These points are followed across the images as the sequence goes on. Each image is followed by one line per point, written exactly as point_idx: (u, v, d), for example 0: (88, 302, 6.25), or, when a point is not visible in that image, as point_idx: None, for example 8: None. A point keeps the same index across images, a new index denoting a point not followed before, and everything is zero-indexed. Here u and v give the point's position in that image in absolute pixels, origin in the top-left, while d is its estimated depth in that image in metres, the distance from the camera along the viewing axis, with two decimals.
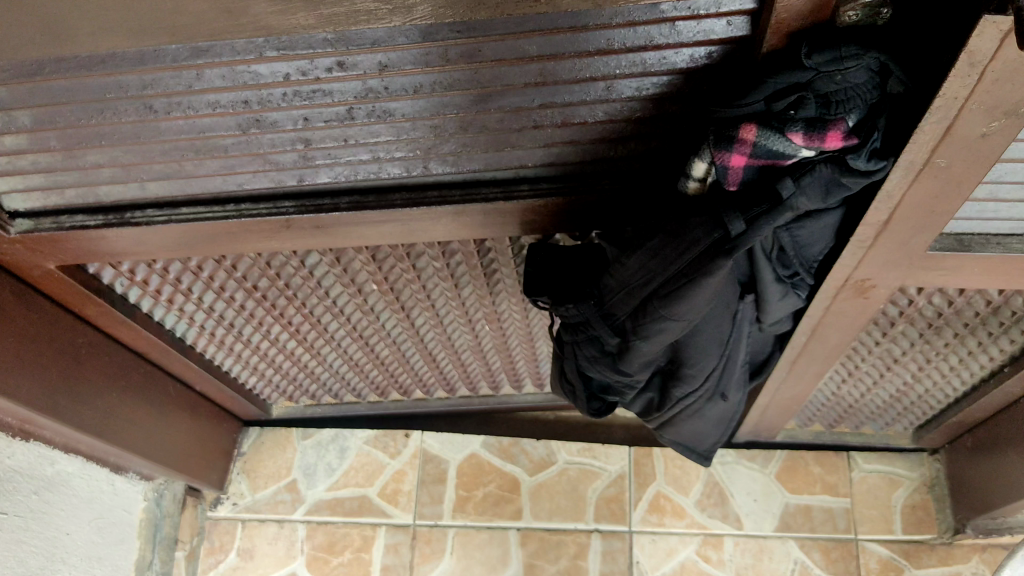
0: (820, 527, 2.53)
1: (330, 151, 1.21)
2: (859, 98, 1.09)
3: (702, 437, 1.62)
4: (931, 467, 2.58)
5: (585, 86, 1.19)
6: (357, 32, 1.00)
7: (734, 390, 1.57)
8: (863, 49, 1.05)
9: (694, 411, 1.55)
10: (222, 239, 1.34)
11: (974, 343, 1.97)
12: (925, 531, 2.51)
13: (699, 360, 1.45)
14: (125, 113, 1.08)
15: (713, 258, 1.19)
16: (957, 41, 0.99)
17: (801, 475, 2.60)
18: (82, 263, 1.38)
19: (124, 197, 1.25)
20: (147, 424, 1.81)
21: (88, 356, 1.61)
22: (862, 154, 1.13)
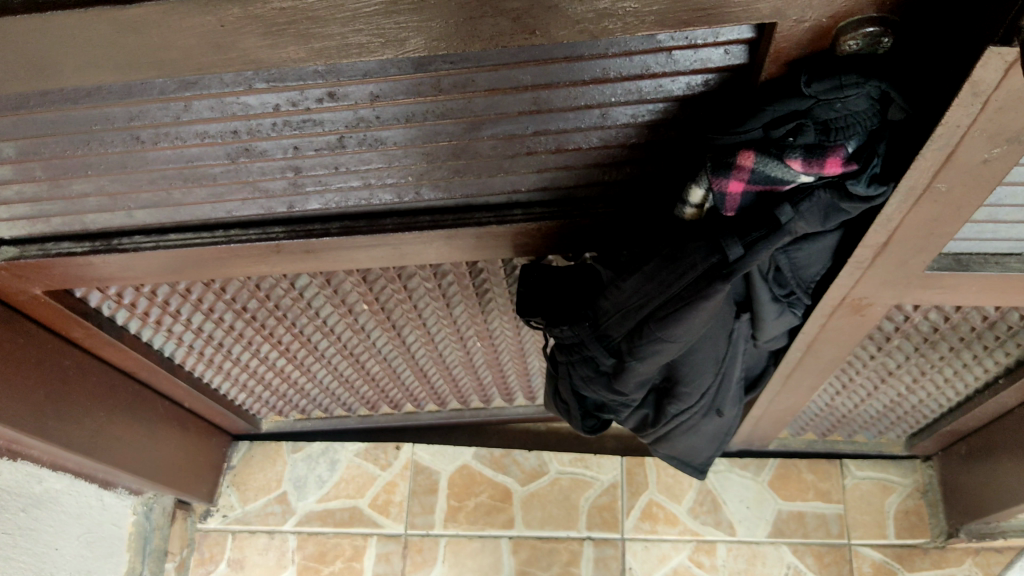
0: (813, 532, 2.53)
1: (321, 178, 1.20)
2: (860, 124, 1.06)
3: (697, 453, 1.59)
4: (924, 474, 2.58)
5: (579, 114, 1.19)
6: (347, 64, 1.00)
7: (729, 406, 1.54)
8: (862, 78, 1.02)
9: (691, 427, 1.52)
10: (210, 264, 1.32)
11: (969, 354, 1.95)
12: (917, 536, 2.51)
13: (697, 379, 1.42)
14: (113, 144, 1.05)
15: (710, 283, 1.15)
16: (958, 72, 0.96)
17: (793, 483, 2.60)
18: (69, 287, 1.36)
19: (111, 224, 1.23)
20: (135, 441, 1.79)
21: (75, 377, 1.59)
22: (861, 179, 1.10)
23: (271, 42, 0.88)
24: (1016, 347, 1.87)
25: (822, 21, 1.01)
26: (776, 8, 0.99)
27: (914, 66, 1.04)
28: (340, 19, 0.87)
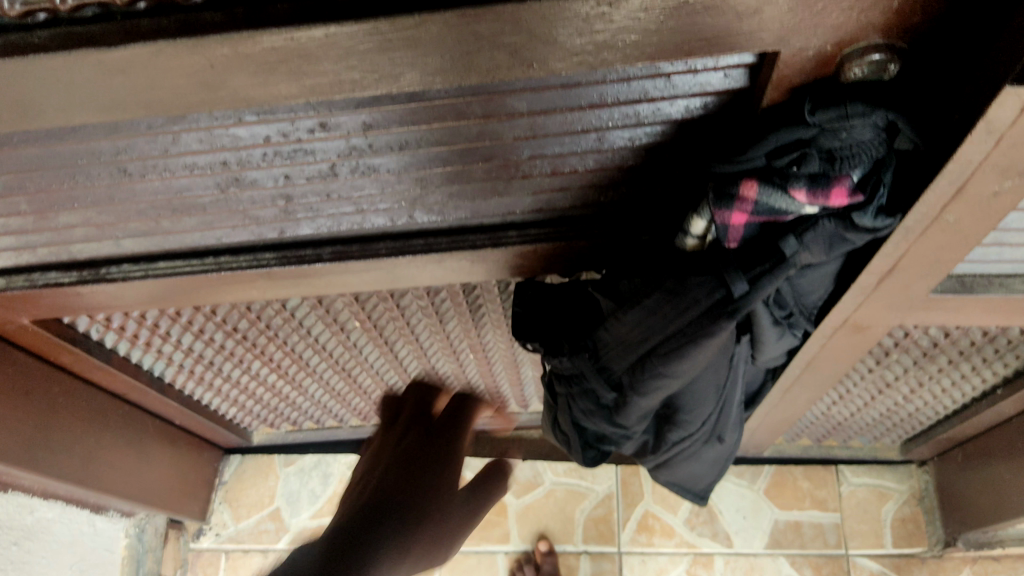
0: (809, 543, 2.61)
1: (312, 205, 1.18)
2: (864, 153, 1.02)
3: (699, 478, 1.59)
4: (920, 480, 2.63)
5: (576, 138, 1.16)
6: (340, 98, 0.97)
7: (731, 431, 1.53)
8: (869, 108, 0.99)
9: (693, 453, 1.51)
10: (201, 290, 1.29)
11: (968, 365, 1.94)
12: (914, 545, 2.56)
13: (701, 411, 1.39)
14: (99, 177, 1.02)
15: (714, 320, 1.13)
16: (972, 107, 0.94)
17: (790, 491, 2.68)
18: (56, 316, 1.33)
19: (98, 253, 1.20)
20: (126, 464, 1.80)
21: (65, 404, 1.58)
22: (868, 210, 1.06)
23: (253, 78, 0.86)
24: (1015, 358, 1.87)
25: (825, 47, 0.99)
26: (779, 36, 0.97)
27: (922, 93, 1.04)
28: (334, 51, 0.84)
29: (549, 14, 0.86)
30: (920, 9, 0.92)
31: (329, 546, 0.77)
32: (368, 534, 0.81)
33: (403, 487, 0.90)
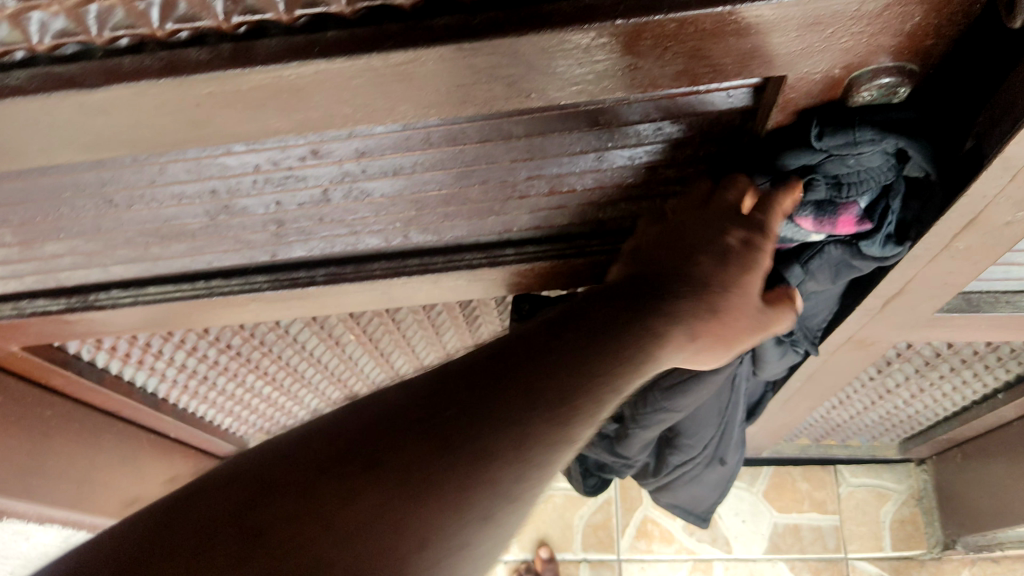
0: (809, 546, 2.65)
1: (305, 229, 1.14)
2: (872, 179, 1.05)
3: (700, 500, 1.58)
4: (919, 479, 2.65)
5: (575, 159, 1.13)
6: (334, 133, 0.95)
7: (732, 453, 1.52)
8: (879, 134, 0.97)
9: (694, 477, 1.51)
10: (195, 316, 1.27)
11: (969, 372, 1.92)
12: (914, 547, 2.59)
13: (702, 436, 1.40)
14: (84, 208, 0.99)
15: None
16: (992, 138, 0.92)
17: (788, 493, 2.74)
18: (46, 342, 1.31)
19: (87, 279, 1.17)
20: (124, 481, 1.82)
21: (63, 424, 1.58)
22: (876, 239, 1.13)
23: (238, 114, 0.83)
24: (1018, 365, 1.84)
25: (834, 70, 0.95)
26: (787, 60, 0.93)
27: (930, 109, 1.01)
28: (327, 83, 0.81)
29: (549, 47, 0.83)
30: (934, 31, 0.88)
31: (355, 468, 0.76)
32: (408, 469, 0.77)
33: (463, 418, 0.81)
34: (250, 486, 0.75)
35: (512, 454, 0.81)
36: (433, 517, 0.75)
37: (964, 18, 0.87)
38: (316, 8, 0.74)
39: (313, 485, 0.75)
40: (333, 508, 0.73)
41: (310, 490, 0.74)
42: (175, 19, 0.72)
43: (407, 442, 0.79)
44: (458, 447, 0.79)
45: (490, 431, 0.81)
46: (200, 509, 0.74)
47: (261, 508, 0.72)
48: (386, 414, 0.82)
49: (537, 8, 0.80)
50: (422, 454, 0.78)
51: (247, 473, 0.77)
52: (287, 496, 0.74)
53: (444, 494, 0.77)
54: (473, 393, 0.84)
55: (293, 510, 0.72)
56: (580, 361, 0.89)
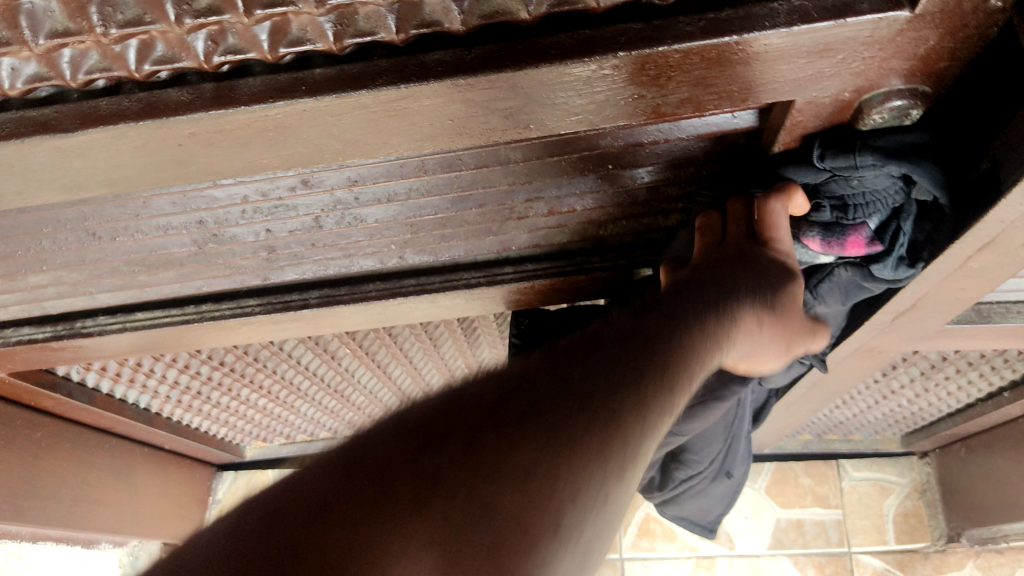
0: (812, 541, 2.63)
1: (297, 253, 1.12)
2: (880, 201, 1.02)
3: (707, 512, 1.57)
4: (921, 472, 2.65)
5: (574, 181, 1.09)
6: (321, 171, 0.94)
7: (739, 466, 1.50)
8: (880, 160, 0.93)
9: (701, 492, 1.48)
10: (187, 340, 1.26)
11: (974, 373, 1.90)
12: (918, 540, 2.58)
13: (709, 452, 1.37)
14: (66, 241, 0.98)
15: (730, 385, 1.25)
16: (1011, 164, 0.88)
17: (791, 488, 2.71)
18: (35, 368, 1.31)
19: (74, 307, 1.16)
20: (115, 498, 2.03)
21: (49, 446, 1.77)
22: (888, 262, 1.09)
23: (220, 151, 0.80)
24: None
25: (843, 93, 0.91)
26: (796, 86, 0.89)
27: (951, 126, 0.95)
28: (317, 120, 0.78)
29: (549, 80, 0.79)
30: (949, 54, 0.84)
31: (473, 451, 0.69)
32: (525, 450, 0.71)
33: (564, 407, 0.77)
34: (333, 481, 0.64)
35: (603, 441, 0.76)
36: (562, 495, 0.70)
37: (980, 41, 0.83)
38: (303, 45, 0.71)
39: (418, 472, 0.66)
40: (473, 492, 0.66)
41: (419, 480, 0.65)
42: (154, 61, 0.69)
43: (502, 429, 0.72)
44: (559, 434, 0.74)
45: (581, 423, 0.76)
46: (286, 517, 0.62)
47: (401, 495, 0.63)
48: (464, 404, 0.74)
49: (534, 41, 0.76)
50: (520, 439, 0.71)
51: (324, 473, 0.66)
52: (391, 485, 0.64)
53: (554, 478, 0.71)
54: (567, 383, 0.80)
55: (405, 497, 0.63)
56: (644, 361, 0.87)
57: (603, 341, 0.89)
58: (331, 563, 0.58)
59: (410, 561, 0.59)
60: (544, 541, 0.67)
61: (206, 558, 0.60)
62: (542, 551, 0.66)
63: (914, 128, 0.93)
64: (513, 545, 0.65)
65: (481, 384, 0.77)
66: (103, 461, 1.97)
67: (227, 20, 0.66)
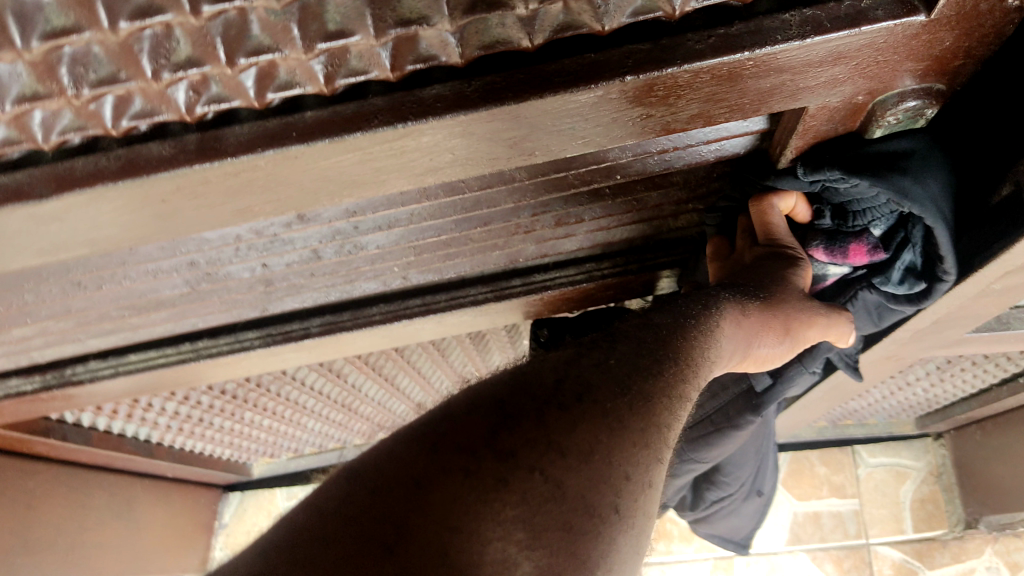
0: (829, 534, 2.65)
1: (295, 283, 1.09)
2: (875, 208, 0.99)
3: (739, 529, 1.64)
4: (936, 455, 2.66)
5: (575, 197, 1.05)
6: (314, 212, 0.92)
7: (769, 484, 1.57)
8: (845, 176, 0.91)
9: (732, 510, 1.54)
10: (185, 379, 1.25)
11: (992, 364, 1.87)
12: (935, 527, 2.58)
13: (738, 475, 1.43)
14: (51, 295, 0.96)
15: (742, 411, 1.24)
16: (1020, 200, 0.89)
17: (807, 479, 2.73)
18: (29, 417, 1.31)
19: (62, 354, 1.14)
20: (118, 535, 2.04)
21: (45, 492, 1.78)
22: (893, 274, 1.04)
23: (208, 204, 0.76)
24: None
25: (856, 97, 0.86)
26: (806, 101, 0.85)
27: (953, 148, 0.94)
28: (311, 165, 0.73)
29: (553, 109, 0.74)
30: (968, 52, 0.79)
31: (540, 433, 0.66)
32: (587, 430, 0.68)
33: (613, 385, 0.74)
34: (412, 456, 0.62)
35: (650, 422, 0.74)
36: (623, 472, 0.69)
37: (998, 39, 0.78)
38: (292, 89, 0.66)
39: (493, 447, 0.63)
40: (544, 473, 0.64)
41: (496, 457, 0.63)
42: (131, 116, 0.65)
43: (564, 411, 0.69)
44: (615, 416, 0.71)
45: (627, 404, 0.73)
46: (371, 494, 0.59)
47: (477, 478, 0.61)
48: (523, 384, 0.70)
49: (538, 68, 0.71)
50: (582, 421, 0.69)
51: (397, 450, 0.63)
52: (472, 458, 0.62)
53: (613, 460, 0.68)
54: (613, 360, 0.77)
55: (487, 474, 0.61)
56: (674, 350, 0.84)
57: (631, 331, 0.84)
58: (428, 537, 0.56)
59: (496, 533, 0.59)
60: (609, 525, 0.65)
61: (290, 532, 0.58)
62: (609, 534, 0.65)
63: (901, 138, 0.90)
64: (583, 529, 0.64)
65: (532, 366, 0.73)
66: (102, 497, 1.97)
67: (209, 71, 0.61)
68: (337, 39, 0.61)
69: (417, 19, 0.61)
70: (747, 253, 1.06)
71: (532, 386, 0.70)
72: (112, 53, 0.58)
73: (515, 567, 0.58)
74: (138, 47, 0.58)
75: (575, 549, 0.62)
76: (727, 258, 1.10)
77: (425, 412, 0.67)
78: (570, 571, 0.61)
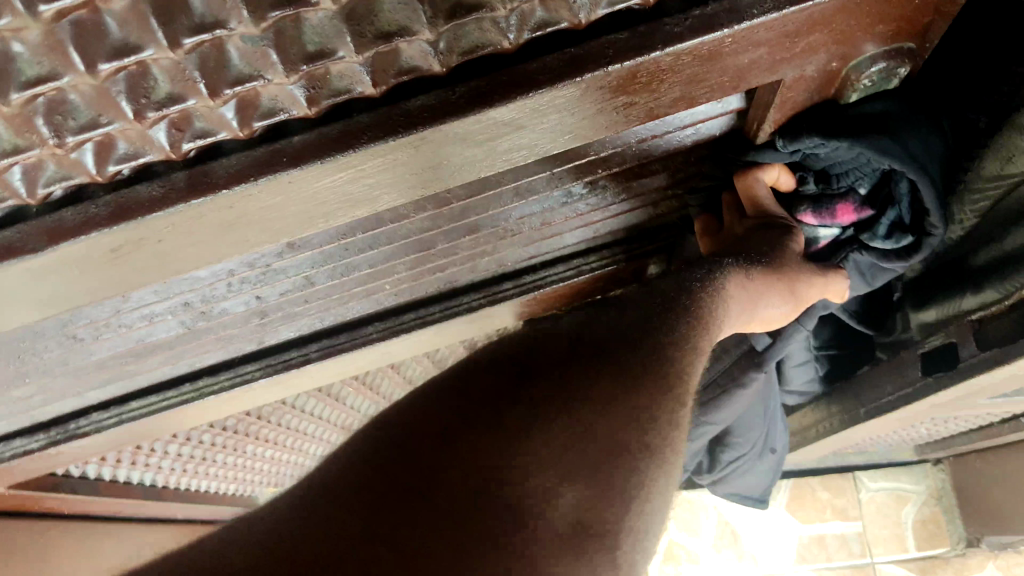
0: (835, 554, 2.86)
1: (290, 312, 1.08)
2: (856, 169, 0.99)
3: (755, 485, 1.68)
4: (936, 479, 2.86)
5: (555, 196, 1.05)
6: (304, 238, 0.91)
7: (780, 439, 1.60)
8: (824, 139, 0.91)
9: (748, 468, 1.57)
10: (188, 419, 1.24)
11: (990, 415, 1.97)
12: (937, 546, 2.80)
13: (750, 434, 1.46)
14: (49, 348, 0.96)
15: (748, 368, 1.25)
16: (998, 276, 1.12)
17: (810, 503, 2.93)
18: (32, 476, 1.29)
19: (63, 407, 1.13)
20: None
21: (55, 551, 1.75)
22: (879, 230, 1.05)
23: (200, 238, 0.75)
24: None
25: (831, 64, 0.85)
26: (786, 74, 0.85)
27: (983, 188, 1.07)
28: (301, 188, 0.72)
29: (536, 107, 0.74)
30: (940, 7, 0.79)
31: (563, 383, 0.71)
32: (606, 381, 0.73)
33: (626, 344, 0.79)
34: (440, 406, 0.66)
35: (666, 375, 0.78)
36: (647, 416, 0.73)
37: None
38: (277, 115, 0.65)
39: (519, 398, 0.68)
40: (571, 416, 0.68)
41: (524, 405, 0.67)
42: (115, 161, 0.64)
43: (582, 366, 0.74)
44: (632, 369, 0.76)
45: (641, 359, 0.78)
46: (403, 435, 0.63)
47: (506, 424, 0.65)
48: (541, 345, 0.75)
49: (520, 68, 0.70)
50: (600, 375, 0.74)
51: (424, 401, 0.67)
52: (498, 408, 0.67)
53: (637, 404, 0.73)
54: (624, 321, 0.82)
55: (517, 419, 0.66)
56: (681, 310, 0.87)
57: (635, 296, 0.88)
58: (467, 474, 0.60)
59: (534, 470, 0.62)
60: (638, 458, 0.69)
61: (324, 478, 0.61)
62: (642, 467, 0.69)
63: (874, 97, 0.91)
64: (617, 467, 0.67)
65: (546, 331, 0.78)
66: (114, 545, 1.94)
67: (191, 106, 0.60)
68: (319, 60, 0.60)
69: (397, 30, 0.60)
70: (738, 227, 1.06)
71: (548, 343, 0.75)
72: (90, 99, 0.57)
73: (558, 496, 0.62)
74: (116, 88, 0.57)
75: (612, 480, 0.66)
76: (717, 234, 1.10)
77: (443, 376, 0.71)
78: (608, 499, 0.64)
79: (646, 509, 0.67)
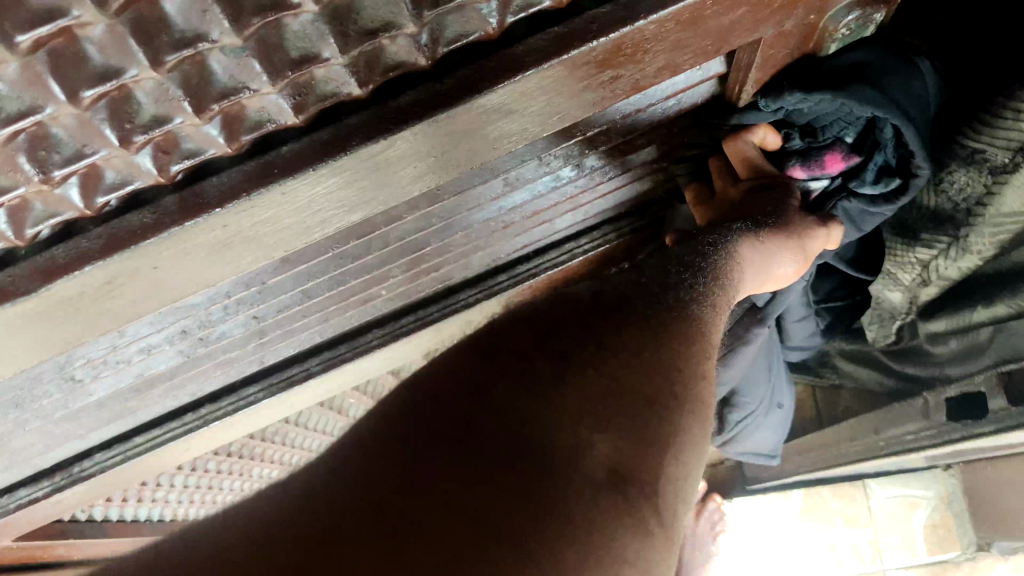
0: None
1: (287, 329, 1.05)
2: (840, 120, 0.98)
3: (765, 443, 1.69)
4: None
5: (546, 180, 1.03)
6: (300, 251, 0.89)
7: (784, 394, 1.61)
8: (808, 94, 0.90)
9: (756, 426, 1.58)
10: (193, 449, 1.22)
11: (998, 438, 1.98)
12: None
13: (755, 392, 1.46)
14: (46, 392, 0.93)
15: (749, 327, 1.25)
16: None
17: None
18: (38, 525, 1.26)
19: (66, 451, 1.11)
20: None
21: None
22: (867, 179, 1.04)
23: (198, 260, 0.73)
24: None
25: (809, 18, 0.84)
26: (769, 34, 0.83)
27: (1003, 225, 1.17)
28: (294, 197, 0.70)
29: (522, 89, 0.72)
30: None
31: (585, 340, 0.72)
32: (623, 335, 0.75)
33: (635, 301, 0.82)
34: (468, 356, 0.67)
35: (675, 329, 0.81)
36: (667, 368, 0.74)
37: None
38: (265, 127, 0.63)
39: (545, 350, 0.69)
40: (597, 367, 0.69)
41: (552, 357, 0.68)
42: (105, 191, 0.62)
43: (598, 323, 0.75)
44: (648, 324, 0.79)
45: (650, 311, 0.81)
46: (437, 382, 0.63)
47: (535, 372, 0.65)
48: (560, 305, 0.77)
49: (506, 52, 0.68)
50: (617, 330, 0.75)
51: (448, 360, 0.67)
52: (527, 359, 0.67)
53: (661, 358, 0.75)
54: (630, 281, 0.85)
55: (546, 367, 0.66)
56: (694, 268, 0.91)
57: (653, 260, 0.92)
58: (505, 417, 0.59)
59: (573, 418, 0.62)
60: (664, 407, 0.70)
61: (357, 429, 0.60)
62: (672, 419, 0.70)
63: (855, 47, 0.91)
64: (644, 414, 0.67)
65: (557, 297, 0.79)
66: None
67: (177, 125, 0.58)
68: (303, 65, 0.57)
69: (382, 26, 0.58)
70: (732, 191, 1.05)
71: (562, 301, 0.77)
72: (73, 130, 0.55)
73: (593, 442, 0.61)
74: (97, 116, 0.54)
75: (645, 428, 0.66)
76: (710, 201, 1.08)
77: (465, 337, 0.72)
78: (644, 445, 0.64)
79: (679, 454, 0.68)
